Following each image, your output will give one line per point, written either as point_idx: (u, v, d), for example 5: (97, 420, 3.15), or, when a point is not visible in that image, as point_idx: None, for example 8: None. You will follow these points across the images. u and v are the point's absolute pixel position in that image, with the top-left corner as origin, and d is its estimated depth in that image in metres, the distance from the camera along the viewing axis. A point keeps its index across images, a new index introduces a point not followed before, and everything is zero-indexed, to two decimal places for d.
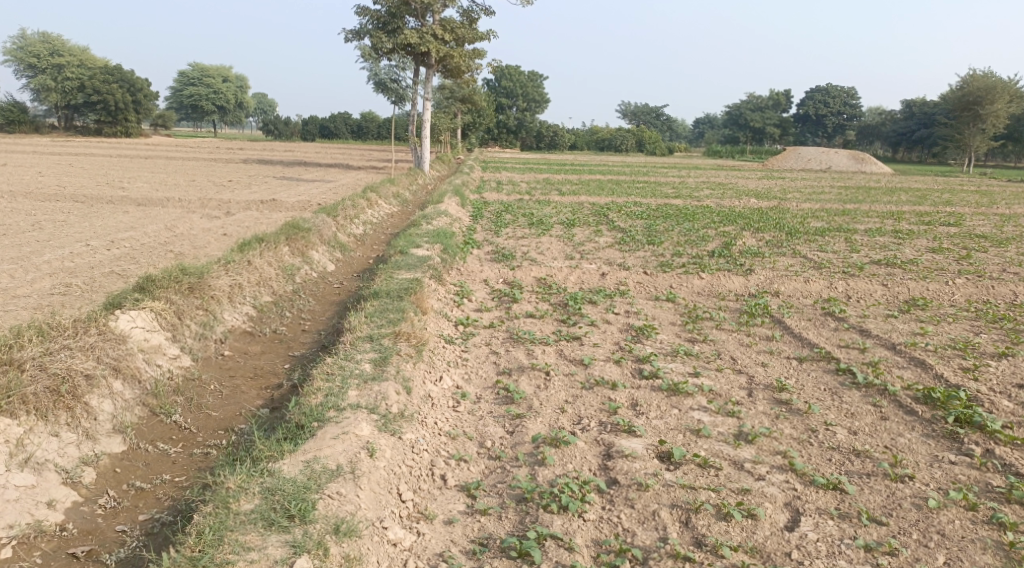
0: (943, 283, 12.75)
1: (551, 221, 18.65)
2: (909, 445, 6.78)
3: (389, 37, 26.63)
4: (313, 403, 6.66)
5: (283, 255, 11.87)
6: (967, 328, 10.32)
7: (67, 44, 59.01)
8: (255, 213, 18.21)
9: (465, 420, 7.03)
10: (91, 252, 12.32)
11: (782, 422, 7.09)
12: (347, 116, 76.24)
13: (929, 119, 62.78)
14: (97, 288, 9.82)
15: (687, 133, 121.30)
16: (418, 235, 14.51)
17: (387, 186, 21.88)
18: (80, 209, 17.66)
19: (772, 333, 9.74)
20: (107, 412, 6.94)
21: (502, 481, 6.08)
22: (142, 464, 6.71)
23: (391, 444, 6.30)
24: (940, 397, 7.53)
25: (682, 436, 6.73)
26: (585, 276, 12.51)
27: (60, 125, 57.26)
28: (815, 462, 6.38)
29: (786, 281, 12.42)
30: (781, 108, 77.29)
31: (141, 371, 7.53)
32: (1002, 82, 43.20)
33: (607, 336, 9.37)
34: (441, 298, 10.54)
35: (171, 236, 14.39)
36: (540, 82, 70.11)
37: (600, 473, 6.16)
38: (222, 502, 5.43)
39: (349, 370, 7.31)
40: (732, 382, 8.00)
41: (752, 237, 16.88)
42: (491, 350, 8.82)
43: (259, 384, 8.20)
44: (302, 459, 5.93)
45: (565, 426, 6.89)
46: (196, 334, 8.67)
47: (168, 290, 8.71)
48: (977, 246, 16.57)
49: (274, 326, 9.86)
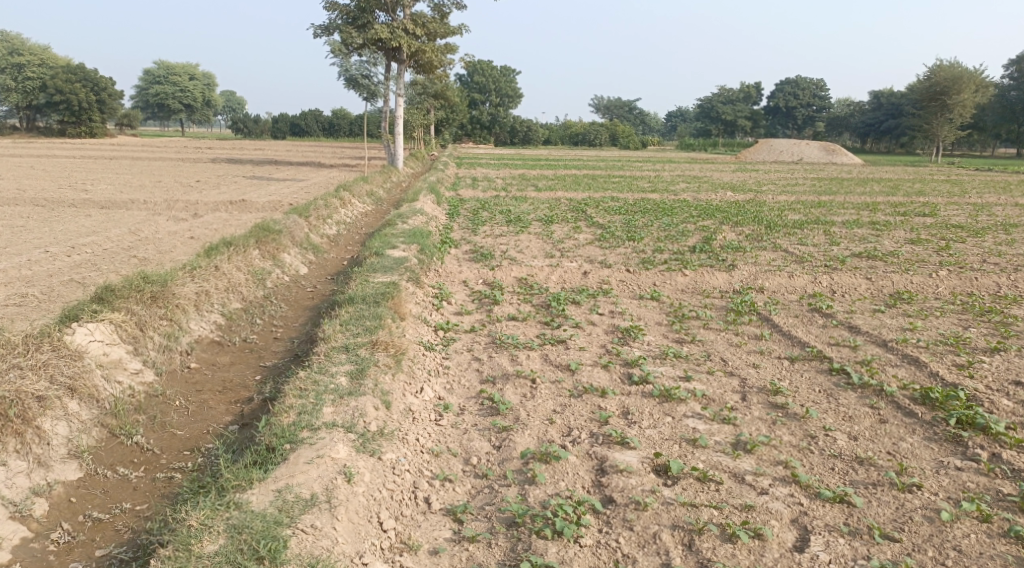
0: (926, 275, 12.55)
1: (528, 217, 18.27)
2: (912, 450, 6.50)
3: (359, 33, 26.06)
4: (285, 423, 6.22)
5: (252, 259, 11.34)
6: (956, 322, 10.09)
7: (28, 44, 57.47)
8: (225, 214, 17.65)
9: (448, 435, 6.62)
10: (50, 259, 11.72)
11: (781, 428, 6.78)
12: (318, 114, 75.30)
13: (896, 109, 63.31)
14: (55, 298, 9.29)
15: (660, 126, 121.32)
16: (394, 235, 14.06)
17: (360, 185, 21.37)
18: (41, 213, 16.96)
19: (761, 331, 9.44)
20: (61, 436, 6.46)
21: (490, 503, 5.71)
22: (100, 491, 6.24)
23: (371, 466, 5.88)
24: (938, 397, 7.26)
25: (678, 447, 6.38)
26: (566, 275, 12.13)
27: (21, 126, 55.72)
28: (818, 472, 6.08)
29: (770, 276, 12.15)
30: (752, 101, 77.47)
31: (99, 390, 7.03)
32: (968, 71, 43.51)
33: (592, 339, 9.01)
34: (419, 301, 10.09)
35: (135, 241, 13.81)
36: (512, 78, 69.55)
37: (594, 491, 5.81)
38: (184, 543, 4.99)
39: (324, 384, 6.85)
40: (724, 385, 7.68)
41: (732, 232, 16.62)
42: (473, 356, 8.42)
43: (228, 398, 7.74)
44: (273, 488, 5.50)
45: (554, 439, 6.51)
46: (160, 346, 8.16)
47: (129, 300, 8.20)
48: (955, 236, 16.46)
49: (244, 334, 9.39)
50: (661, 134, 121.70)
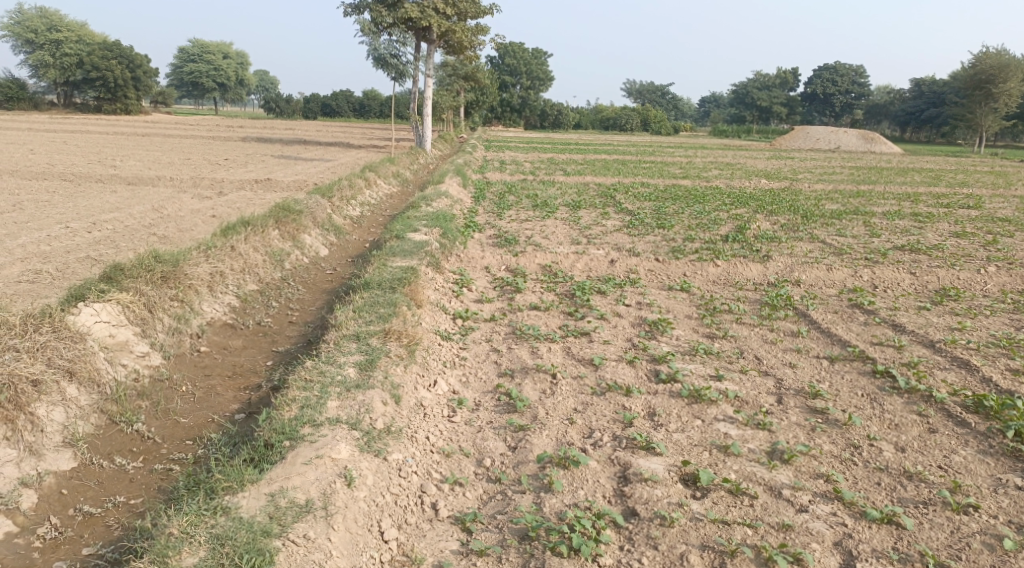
0: (974, 271, 11.88)
1: (556, 202, 17.77)
2: (966, 464, 5.97)
3: (389, 12, 25.52)
4: (287, 418, 5.85)
5: (271, 239, 10.98)
6: (1007, 323, 9.46)
7: (66, 20, 57.77)
8: (249, 193, 17.36)
9: (461, 433, 6.20)
10: (69, 235, 11.47)
11: (820, 437, 6.26)
12: (349, 94, 75.14)
13: (939, 98, 61.58)
14: (68, 275, 9.00)
15: (692, 112, 119.38)
16: (416, 217, 13.63)
17: (387, 166, 20.96)
18: (67, 188, 16.72)
19: (798, 328, 8.89)
20: (57, 423, 6.16)
21: (503, 512, 5.28)
22: (94, 483, 5.92)
23: (374, 468, 5.51)
24: (993, 406, 6.70)
25: (708, 454, 5.90)
26: (593, 263, 11.64)
27: (58, 101, 56.04)
28: (863, 488, 5.57)
29: (807, 268, 11.55)
30: (788, 86, 75.82)
31: (100, 373, 6.70)
32: (1016, 60, 41.82)
33: (618, 331, 8.53)
34: (438, 287, 9.67)
35: (157, 218, 13.55)
36: (544, 61, 68.51)
37: (616, 502, 5.37)
38: (161, 555, 4.65)
39: (331, 376, 6.45)
40: (759, 387, 7.16)
41: (766, 221, 15.98)
42: (492, 347, 7.98)
43: (236, 385, 7.39)
44: (267, 491, 5.15)
45: (574, 441, 6.05)
46: (169, 328, 7.82)
47: (139, 280, 7.86)
48: (1002, 230, 15.68)
49: (258, 317, 9.03)
50: (694, 120, 120.22)
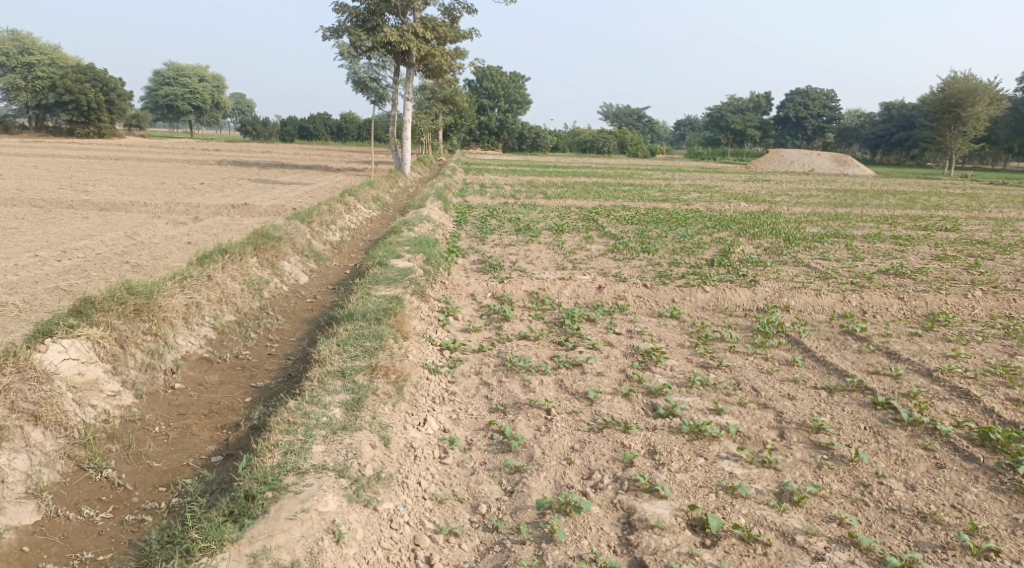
0: (961, 295, 11.77)
1: (538, 226, 17.54)
2: (980, 503, 5.75)
3: (368, 36, 25.35)
4: (269, 465, 5.50)
5: (249, 267, 10.60)
6: (1001, 349, 9.31)
7: (38, 43, 57.00)
8: (225, 219, 16.96)
9: (454, 476, 5.89)
10: (39, 264, 11.03)
11: (828, 475, 6.00)
12: (326, 116, 74.87)
13: (908, 121, 62.48)
14: (36, 308, 8.59)
15: (666, 135, 120.42)
16: (398, 242, 13.32)
17: (366, 190, 20.65)
18: (37, 214, 16.23)
19: (793, 357, 8.67)
20: (19, 472, 5.77)
21: (502, 565, 4.99)
22: (59, 538, 5.52)
23: (364, 520, 5.19)
24: (999, 439, 6.48)
25: (715, 496, 5.62)
26: (580, 290, 11.36)
27: (30, 125, 55.10)
28: (877, 532, 5.34)
29: (796, 293, 11.36)
30: (762, 110, 76.60)
31: (68, 416, 6.30)
32: (983, 84, 42.50)
33: (611, 362, 8.25)
34: (423, 317, 9.34)
35: (131, 245, 13.12)
36: (522, 84, 68.75)
37: (621, 553, 5.09)
38: None
39: (315, 418, 6.11)
40: (760, 421, 6.90)
41: (750, 244, 15.85)
42: (482, 381, 7.66)
43: (213, 424, 7.01)
44: (249, 551, 4.82)
45: (573, 483, 5.76)
46: (142, 364, 7.43)
47: (110, 313, 7.46)
48: (982, 253, 15.66)
49: (236, 350, 8.64)
50: (669, 143, 121.30)
